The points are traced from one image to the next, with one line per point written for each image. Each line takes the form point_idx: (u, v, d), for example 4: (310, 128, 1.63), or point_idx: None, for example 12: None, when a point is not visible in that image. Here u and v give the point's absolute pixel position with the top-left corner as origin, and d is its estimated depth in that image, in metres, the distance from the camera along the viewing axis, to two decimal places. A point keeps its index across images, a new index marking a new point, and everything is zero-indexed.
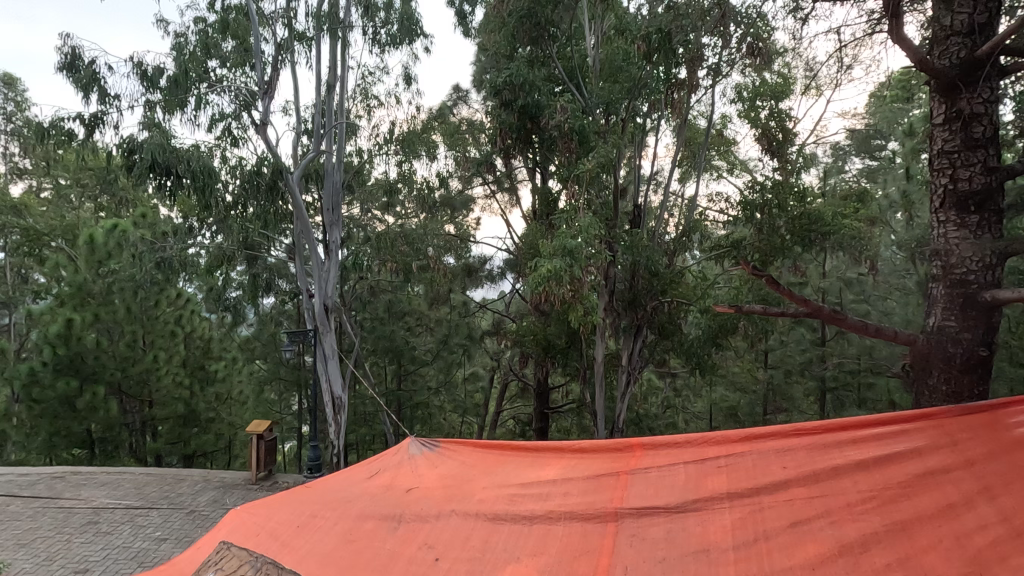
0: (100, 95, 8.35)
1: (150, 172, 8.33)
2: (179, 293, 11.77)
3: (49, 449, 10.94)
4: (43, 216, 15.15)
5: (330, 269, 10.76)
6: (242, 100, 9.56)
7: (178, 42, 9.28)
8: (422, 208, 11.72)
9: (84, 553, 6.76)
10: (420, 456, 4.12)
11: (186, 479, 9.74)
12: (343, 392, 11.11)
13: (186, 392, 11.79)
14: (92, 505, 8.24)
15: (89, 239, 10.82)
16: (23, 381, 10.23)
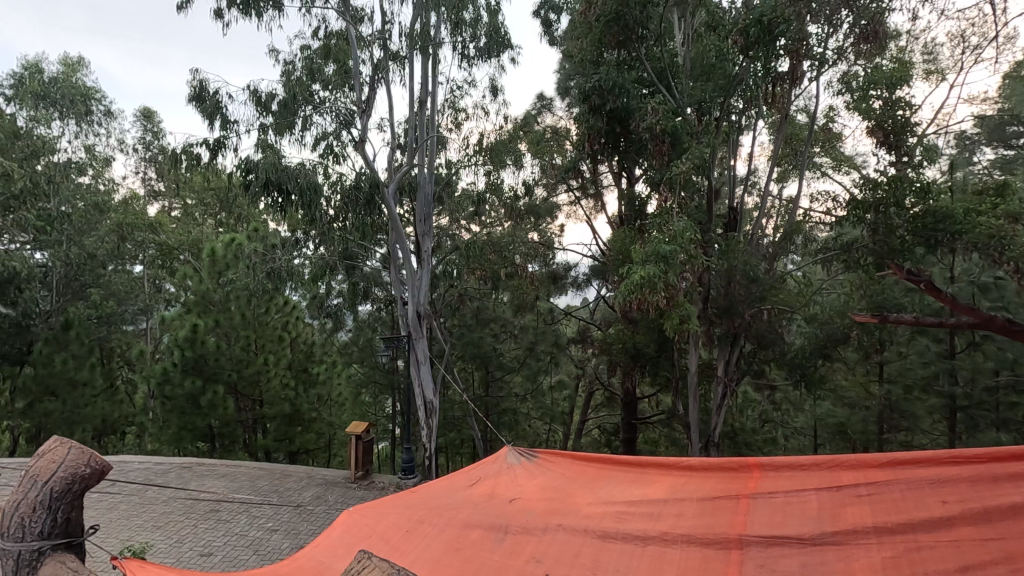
0: (223, 121, 9.23)
1: (264, 189, 9.03)
2: (286, 301, 12.64)
3: (177, 442, 12.10)
4: (174, 232, 17.19)
5: (422, 277, 11.13)
6: (343, 119, 10.17)
7: (287, 70, 10.08)
8: (509, 216, 11.91)
9: (208, 538, 7.40)
10: (519, 466, 4.18)
11: (293, 474, 10.43)
12: (434, 397, 11.39)
13: (292, 393, 12.62)
14: (214, 495, 9.03)
15: (211, 252, 11.97)
16: (158, 379, 11.53)
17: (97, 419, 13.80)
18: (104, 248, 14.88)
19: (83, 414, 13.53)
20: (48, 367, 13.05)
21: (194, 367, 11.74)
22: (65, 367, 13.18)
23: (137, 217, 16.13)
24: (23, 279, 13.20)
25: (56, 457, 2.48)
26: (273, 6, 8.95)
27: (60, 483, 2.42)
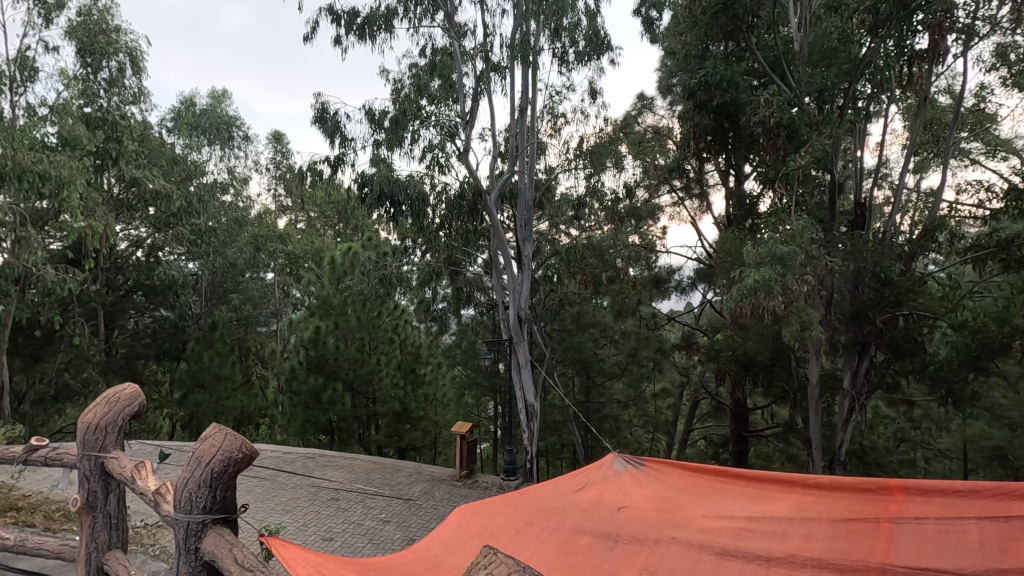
0: (341, 140, 10.02)
1: (378, 201, 9.67)
2: (396, 305, 13.40)
3: (302, 433, 13.22)
4: (299, 242, 19.05)
5: (522, 282, 11.32)
6: (447, 131, 10.68)
7: (397, 88, 10.74)
8: (610, 219, 11.72)
9: (330, 524, 8.01)
10: (626, 473, 4.14)
11: (403, 469, 11.01)
12: (535, 401, 11.49)
13: (401, 392, 13.32)
14: (335, 484, 9.78)
15: (331, 260, 13.02)
16: (287, 376, 12.82)
17: (236, 410, 15.49)
18: (242, 257, 16.72)
19: (225, 405, 15.25)
20: (199, 363, 15.02)
21: (316, 365, 12.83)
22: (211, 363, 15.03)
23: (269, 229, 18.21)
24: (178, 286, 15.58)
25: (211, 440, 2.40)
26: (385, 29, 9.56)
27: (218, 465, 2.36)
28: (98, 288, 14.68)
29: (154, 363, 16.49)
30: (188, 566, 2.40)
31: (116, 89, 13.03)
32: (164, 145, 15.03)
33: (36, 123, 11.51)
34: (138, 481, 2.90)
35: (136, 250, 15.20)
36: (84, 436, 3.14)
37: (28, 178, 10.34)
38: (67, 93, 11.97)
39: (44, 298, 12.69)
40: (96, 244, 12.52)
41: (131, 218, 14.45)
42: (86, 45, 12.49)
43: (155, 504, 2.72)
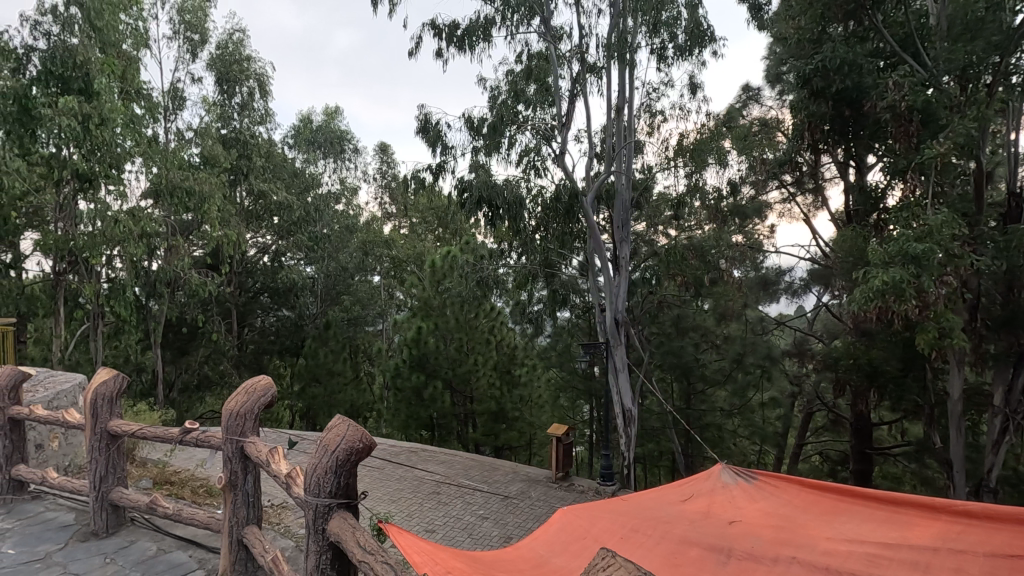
0: (443, 148, 10.44)
1: (478, 206, 9.95)
2: (493, 307, 13.67)
3: (405, 428, 13.91)
4: (403, 247, 20.11)
5: (619, 284, 11.13)
6: (543, 134, 10.78)
7: (494, 95, 10.98)
8: (712, 218, 11.41)
9: (432, 516, 8.36)
10: (735, 486, 3.97)
11: (500, 468, 11.21)
12: (633, 406, 11.21)
13: (497, 392, 13.45)
14: (436, 478, 10.19)
15: (432, 263, 13.56)
16: (392, 373, 13.57)
17: (347, 403, 16.66)
18: (353, 262, 17.92)
19: (337, 398, 16.47)
20: (315, 359, 16.39)
21: (419, 364, 13.45)
22: (326, 359, 16.32)
23: (376, 235, 19.39)
24: (298, 288, 16.94)
25: (335, 431, 2.62)
26: (484, 39, 9.85)
27: (342, 454, 2.56)
28: (232, 290, 16.47)
29: (278, 357, 18.17)
30: (316, 545, 2.60)
31: (248, 112, 14.59)
32: (286, 160, 16.55)
33: (184, 145, 13.19)
34: (272, 465, 3.21)
35: (263, 255, 16.91)
36: (227, 422, 3.51)
37: (178, 194, 11.98)
38: (209, 118, 13.63)
39: (190, 299, 14.48)
40: (231, 251, 14.01)
41: (259, 227, 16.08)
42: (224, 75, 14.11)
43: (287, 487, 2.99)
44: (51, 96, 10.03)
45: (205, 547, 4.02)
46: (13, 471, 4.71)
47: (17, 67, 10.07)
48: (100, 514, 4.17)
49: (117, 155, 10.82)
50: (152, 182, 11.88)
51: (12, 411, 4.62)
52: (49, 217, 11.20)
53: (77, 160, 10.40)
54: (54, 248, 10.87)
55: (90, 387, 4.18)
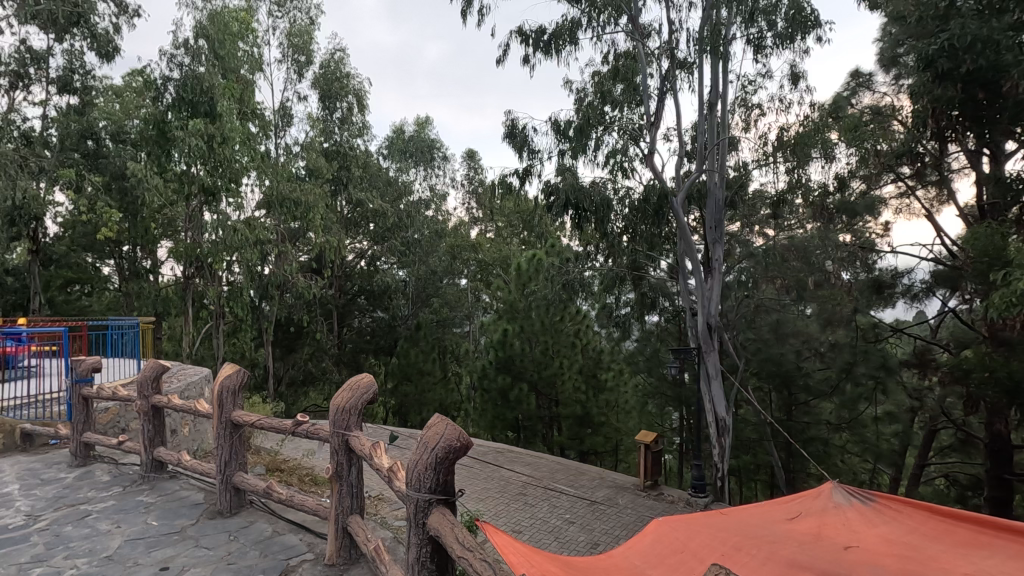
0: (529, 153, 10.56)
1: (565, 209, 9.92)
2: (578, 310, 13.57)
3: (491, 429, 14.15)
4: (489, 252, 20.50)
5: (712, 287, 10.66)
6: (631, 134, 10.59)
7: (580, 97, 10.96)
8: (815, 215, 10.99)
9: (519, 517, 8.44)
10: (849, 508, 3.68)
11: (586, 473, 11.09)
12: (727, 415, 10.68)
13: (583, 396, 13.25)
14: (522, 479, 10.27)
15: (518, 267, 13.74)
16: (480, 374, 13.87)
17: (436, 402, 17.27)
18: (442, 266, 18.54)
19: (427, 397, 17.14)
20: (406, 359, 17.20)
21: (505, 365, 13.63)
22: (416, 359, 17.11)
23: (464, 240, 19.91)
24: (392, 291, 17.81)
25: (435, 429, 2.73)
26: (570, 41, 9.85)
27: (441, 451, 2.65)
28: (333, 292, 17.65)
29: (373, 357, 19.15)
30: (417, 538, 2.72)
31: (347, 125, 15.59)
32: (382, 170, 17.49)
33: (292, 159, 14.32)
34: (375, 458, 3.39)
35: (360, 260, 18.14)
36: (334, 416, 3.76)
37: (287, 204, 13.06)
38: (313, 133, 14.73)
39: (297, 301, 15.67)
40: (332, 256, 15.00)
41: (358, 233, 17.37)
42: (327, 92, 15.17)
43: (389, 480, 3.15)
44: (184, 119, 11.32)
45: (314, 532, 4.32)
46: (154, 452, 5.31)
47: (156, 96, 11.43)
48: (225, 495, 4.62)
49: (236, 170, 11.99)
50: (265, 194, 13.05)
51: (154, 399, 5.19)
52: (180, 227, 12.63)
53: (203, 175, 11.65)
54: (187, 254, 12.27)
55: (217, 380, 4.62)
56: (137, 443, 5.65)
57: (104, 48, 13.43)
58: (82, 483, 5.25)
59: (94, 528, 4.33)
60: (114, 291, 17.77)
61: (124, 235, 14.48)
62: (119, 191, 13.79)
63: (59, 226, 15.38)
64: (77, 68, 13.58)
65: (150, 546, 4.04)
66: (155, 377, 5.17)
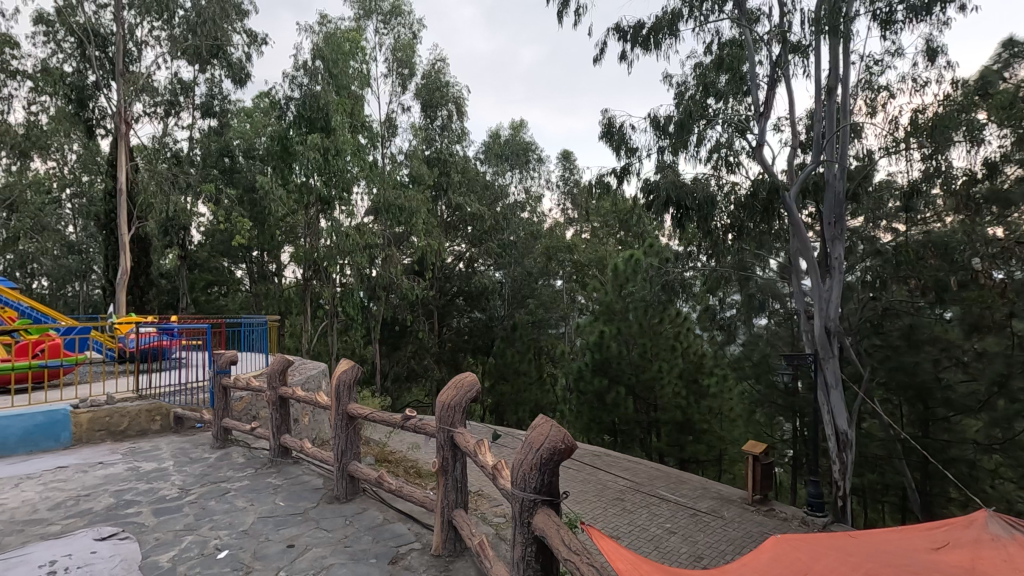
0: (627, 151, 10.34)
1: (665, 207, 9.57)
2: (678, 312, 13.02)
3: (587, 431, 13.99)
4: (585, 252, 20.36)
5: (832, 288, 9.76)
6: (737, 126, 10.02)
7: (681, 91, 10.56)
8: (958, 207, 9.61)
9: (617, 522, 8.28)
10: (1009, 541, 3.23)
11: (687, 482, 10.61)
12: (849, 428, 9.75)
13: (683, 402, 12.63)
14: (619, 484, 10.05)
15: (615, 268, 13.52)
16: (576, 375, 13.74)
17: (532, 402, 17.44)
18: (537, 267, 18.68)
19: (523, 397, 17.39)
20: (503, 358, 17.57)
21: (601, 368, 13.39)
22: (513, 359, 17.45)
23: (559, 241, 19.94)
24: (489, 292, 18.26)
25: (540, 430, 2.74)
26: (670, 34, 9.51)
27: (546, 453, 2.66)
28: (434, 293, 18.40)
29: (471, 356, 19.71)
30: (522, 536, 2.75)
31: (447, 132, 16.21)
32: (479, 174, 18.00)
33: (397, 167, 15.15)
34: (479, 456, 3.46)
35: (459, 262, 18.82)
36: (440, 413, 3.90)
37: (392, 210, 13.85)
38: (416, 142, 15.48)
39: (402, 301, 16.54)
40: (434, 258, 15.68)
41: (456, 236, 18.23)
42: (428, 102, 15.85)
43: (494, 478, 3.21)
44: (304, 135, 12.37)
45: (421, 523, 4.51)
46: (281, 439, 5.82)
47: (281, 114, 12.69)
48: (341, 481, 4.96)
49: (347, 180, 12.92)
50: (374, 202, 13.93)
51: (280, 391, 5.69)
52: (300, 233, 13.80)
53: (320, 186, 12.71)
54: (306, 258, 13.40)
55: (335, 375, 4.97)
56: (266, 430, 6.23)
57: (238, 75, 15.02)
58: (222, 464, 5.89)
59: (232, 505, 4.85)
60: (245, 292, 19.79)
61: (254, 242, 16.11)
62: (250, 203, 15.35)
63: (202, 235, 17.42)
64: (217, 94, 15.30)
65: (279, 524, 4.44)
66: (281, 370, 5.67)
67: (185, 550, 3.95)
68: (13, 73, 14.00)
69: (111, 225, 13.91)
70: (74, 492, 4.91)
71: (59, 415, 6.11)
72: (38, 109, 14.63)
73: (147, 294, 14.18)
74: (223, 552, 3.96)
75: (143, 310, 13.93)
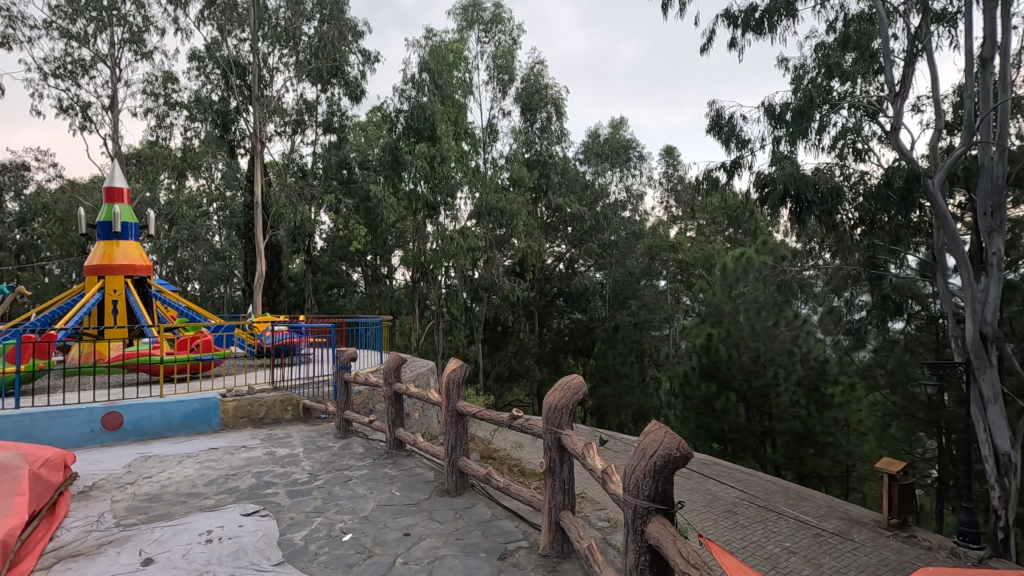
0: (738, 144, 9.75)
1: (782, 202, 8.88)
2: (796, 314, 11.94)
3: (693, 438, 13.20)
4: (690, 251, 19.63)
5: (989, 288, 8.45)
6: (868, 110, 9.10)
7: (799, 76, 9.79)
8: None
9: (729, 537, 7.85)
10: None
11: (809, 499, 9.73)
12: (1012, 449, 8.42)
13: (803, 411, 11.41)
14: (731, 497, 9.47)
15: (723, 267, 13.15)
16: (681, 379, 13.18)
17: (634, 406, 16.96)
18: (639, 267, 18.24)
19: (625, 400, 16.98)
20: (605, 360, 17.32)
21: (709, 372, 12.67)
22: (615, 361, 17.16)
23: (663, 240, 19.36)
24: (590, 293, 18.15)
25: (653, 436, 2.66)
26: (787, 15, 8.84)
27: (660, 459, 2.57)
28: (535, 294, 18.58)
29: (572, 357, 19.65)
30: (635, 544, 2.69)
31: (547, 134, 16.37)
32: (579, 174, 17.94)
33: (498, 171, 15.53)
34: (587, 458, 3.43)
35: (560, 263, 18.84)
36: (548, 414, 3.92)
37: (494, 213, 14.21)
38: (517, 145, 15.74)
39: (503, 302, 16.88)
40: (534, 259, 15.85)
41: (556, 236, 18.25)
42: (528, 105, 16.01)
43: (604, 482, 3.17)
44: (412, 144, 13.09)
45: (528, 522, 4.56)
46: (396, 432, 6.17)
47: (391, 126, 13.52)
48: (451, 476, 5.15)
49: (452, 185, 13.43)
50: (476, 206, 14.39)
51: (395, 386, 6.03)
52: (409, 238, 14.58)
53: (427, 192, 13.41)
54: (415, 261, 14.21)
55: (445, 373, 5.19)
56: (383, 423, 6.64)
57: (355, 91, 16.16)
58: (345, 453, 6.38)
59: (354, 491, 5.22)
60: (361, 293, 21.23)
61: (369, 247, 17.27)
62: (365, 211, 16.48)
63: (324, 241, 19.01)
64: (336, 111, 16.62)
65: (396, 513, 4.72)
66: (396, 367, 6.00)
67: (316, 531, 4.32)
68: (173, 104, 16.20)
69: (250, 233, 15.61)
70: (224, 470, 5.57)
71: (211, 402, 6.95)
72: (192, 134, 16.78)
73: (279, 296, 15.72)
74: (348, 534, 4.28)
75: (275, 310, 15.44)
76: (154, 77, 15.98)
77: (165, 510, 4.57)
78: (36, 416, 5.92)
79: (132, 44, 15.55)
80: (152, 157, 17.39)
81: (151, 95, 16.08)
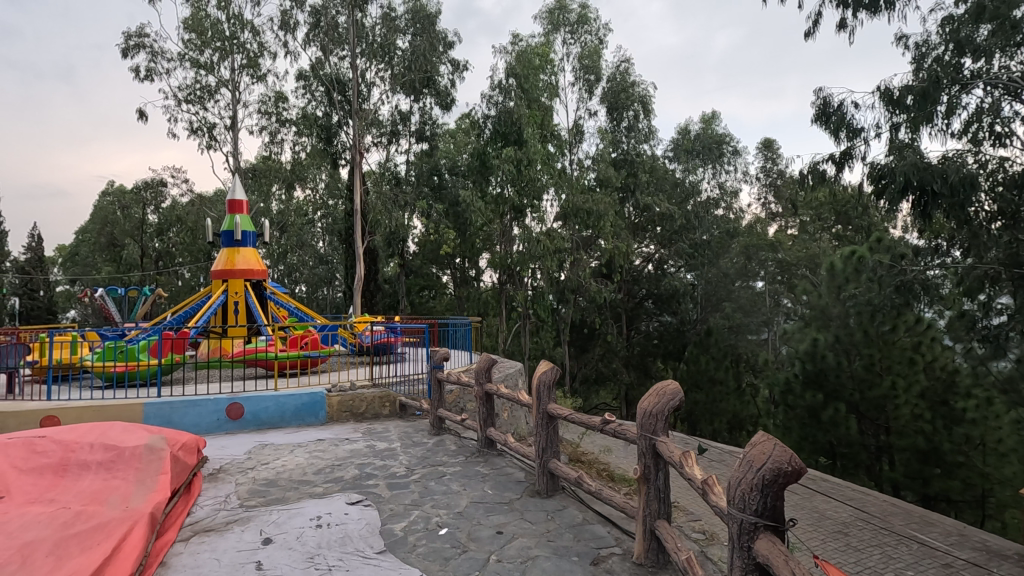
0: (848, 133, 8.98)
1: (902, 194, 8.05)
2: (918, 318, 10.77)
3: (796, 451, 12.32)
4: (792, 249, 18.40)
5: None
6: (1008, 88, 8.01)
7: (922, 55, 8.86)
8: None
9: (840, 560, 7.24)
10: None
11: (936, 524, 8.69)
12: None
13: (927, 426, 10.23)
14: (842, 517, 8.70)
15: (830, 267, 12.13)
16: (782, 388, 12.37)
17: (729, 414, 16.09)
18: (734, 267, 17.34)
19: (719, 407, 16.16)
20: (697, 365, 16.65)
21: (815, 381, 11.75)
22: (707, 366, 16.44)
23: (760, 238, 18.29)
24: (681, 295, 17.54)
25: (761, 447, 2.53)
26: None
27: (769, 473, 2.43)
28: (623, 296, 18.25)
29: (662, 362, 19.02)
30: (740, 561, 2.55)
31: (635, 132, 16.02)
32: (668, 172, 17.41)
33: (584, 172, 15.44)
34: (685, 467, 3.30)
35: (648, 264, 18.33)
36: (642, 419, 3.81)
37: (580, 214, 14.12)
38: (603, 145, 15.55)
39: (590, 303, 16.76)
40: (621, 261, 15.58)
41: (644, 237, 17.77)
42: (615, 104, 15.77)
43: (704, 493, 3.03)
44: (500, 149, 13.38)
45: (622, 529, 4.46)
46: (487, 431, 6.30)
47: (479, 132, 13.91)
48: (543, 477, 5.16)
49: (538, 187, 13.52)
50: (562, 207, 14.39)
51: (486, 387, 6.16)
52: (496, 241, 14.85)
53: (513, 195, 13.64)
54: (503, 263, 14.48)
55: (536, 375, 5.23)
56: (474, 422, 6.80)
57: (445, 100, 16.75)
58: (438, 449, 6.60)
59: (449, 487, 5.41)
60: (451, 295, 21.88)
61: (457, 250, 17.81)
62: (455, 215, 17.00)
63: (416, 246, 19.88)
64: (428, 120, 17.29)
65: (489, 511, 4.82)
66: (487, 368, 6.13)
67: (414, 523, 4.52)
68: (283, 121, 17.66)
69: (350, 238, 16.67)
70: (331, 461, 5.97)
71: (318, 396, 7.48)
72: (299, 148, 18.20)
73: (376, 298, 16.64)
74: (444, 529, 4.43)
75: (373, 311, 16.36)
76: (267, 98, 17.54)
77: (280, 494, 4.99)
78: (175, 405, 6.69)
79: (249, 69, 17.14)
80: (266, 171, 19.08)
81: (265, 114, 17.63)
